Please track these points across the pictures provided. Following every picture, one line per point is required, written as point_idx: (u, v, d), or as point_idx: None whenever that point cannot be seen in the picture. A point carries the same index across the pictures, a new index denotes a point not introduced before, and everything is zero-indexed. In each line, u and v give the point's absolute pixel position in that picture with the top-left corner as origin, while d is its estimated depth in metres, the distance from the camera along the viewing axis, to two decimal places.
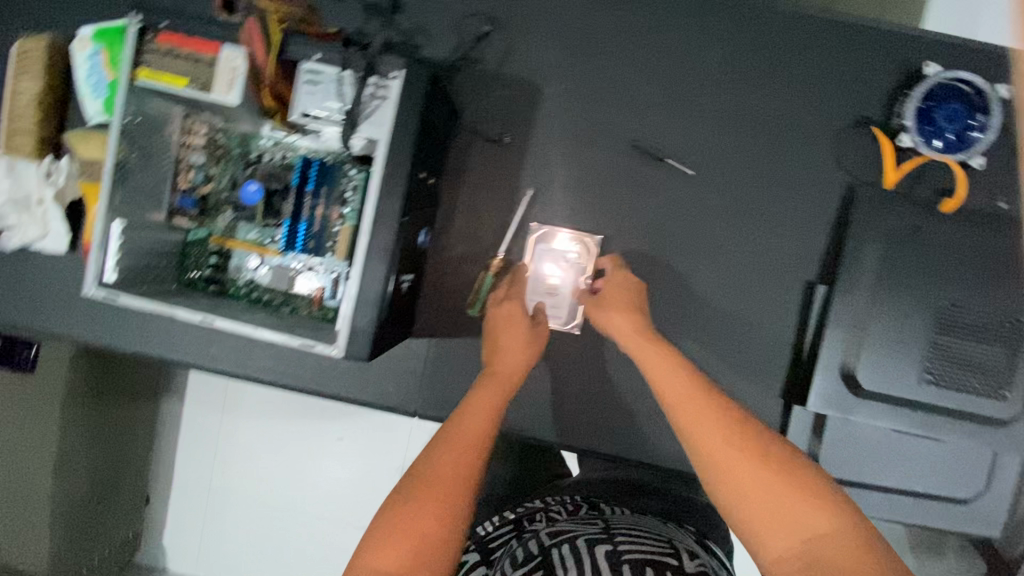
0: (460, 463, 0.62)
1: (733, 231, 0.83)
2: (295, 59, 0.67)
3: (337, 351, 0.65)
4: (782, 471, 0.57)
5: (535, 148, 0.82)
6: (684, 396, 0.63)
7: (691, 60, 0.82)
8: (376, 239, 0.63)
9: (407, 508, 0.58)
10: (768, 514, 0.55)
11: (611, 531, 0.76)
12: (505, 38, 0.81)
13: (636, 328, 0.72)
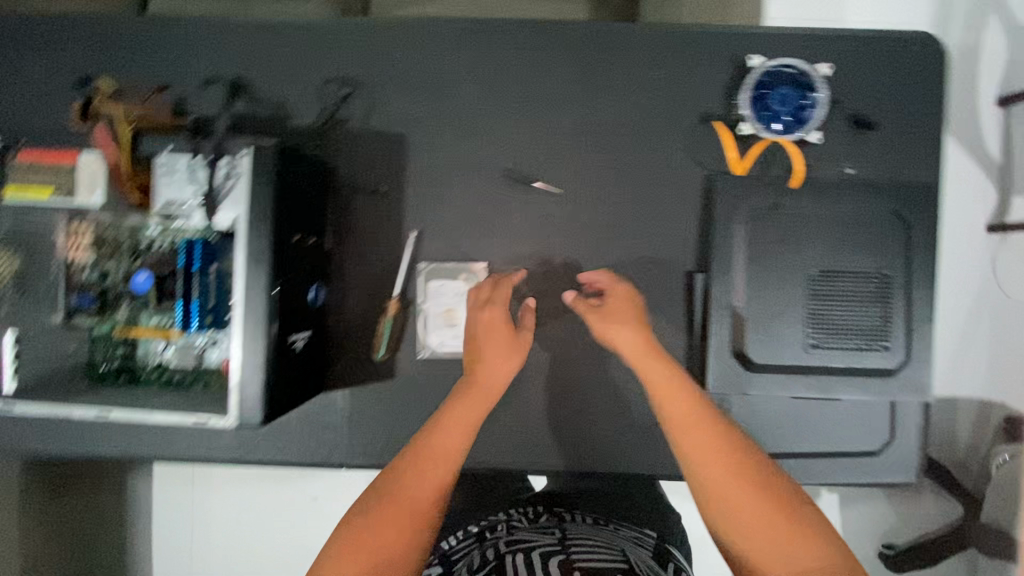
0: (431, 481, 0.70)
1: (611, 236, 0.87)
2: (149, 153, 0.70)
3: (231, 420, 0.68)
4: (745, 473, 0.69)
5: (412, 192, 0.86)
6: (682, 411, 0.72)
7: (542, 87, 0.87)
8: (250, 308, 0.67)
9: (377, 532, 0.66)
10: (727, 506, 0.67)
11: (564, 543, 0.83)
12: (365, 96, 0.86)
13: (641, 343, 0.76)
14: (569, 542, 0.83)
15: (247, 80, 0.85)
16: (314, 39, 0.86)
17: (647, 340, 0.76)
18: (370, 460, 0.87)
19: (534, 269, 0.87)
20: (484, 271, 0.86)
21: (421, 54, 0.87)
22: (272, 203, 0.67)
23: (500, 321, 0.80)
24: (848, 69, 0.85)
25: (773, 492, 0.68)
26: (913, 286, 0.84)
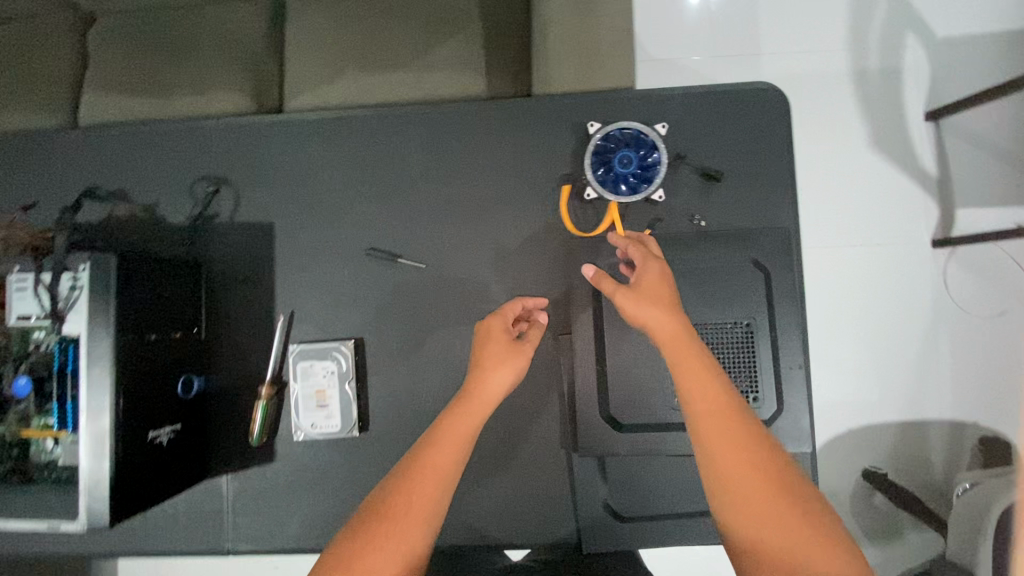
0: (427, 502, 0.61)
1: (475, 305, 0.89)
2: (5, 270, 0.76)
3: (81, 523, 0.70)
4: (766, 467, 0.57)
5: (283, 277, 0.91)
6: (719, 394, 0.59)
7: (398, 168, 0.91)
8: (94, 411, 0.70)
9: (370, 556, 0.57)
10: (745, 497, 0.56)
11: None
12: (233, 193, 0.92)
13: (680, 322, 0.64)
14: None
15: (126, 189, 0.93)
16: (186, 144, 0.93)
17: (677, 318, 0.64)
18: (257, 544, 0.88)
19: (406, 342, 0.89)
20: (352, 348, 0.87)
21: (284, 147, 0.93)
22: (112, 308, 0.71)
23: (502, 333, 0.74)
24: (689, 126, 0.88)
25: (796, 489, 0.56)
26: (777, 331, 0.83)
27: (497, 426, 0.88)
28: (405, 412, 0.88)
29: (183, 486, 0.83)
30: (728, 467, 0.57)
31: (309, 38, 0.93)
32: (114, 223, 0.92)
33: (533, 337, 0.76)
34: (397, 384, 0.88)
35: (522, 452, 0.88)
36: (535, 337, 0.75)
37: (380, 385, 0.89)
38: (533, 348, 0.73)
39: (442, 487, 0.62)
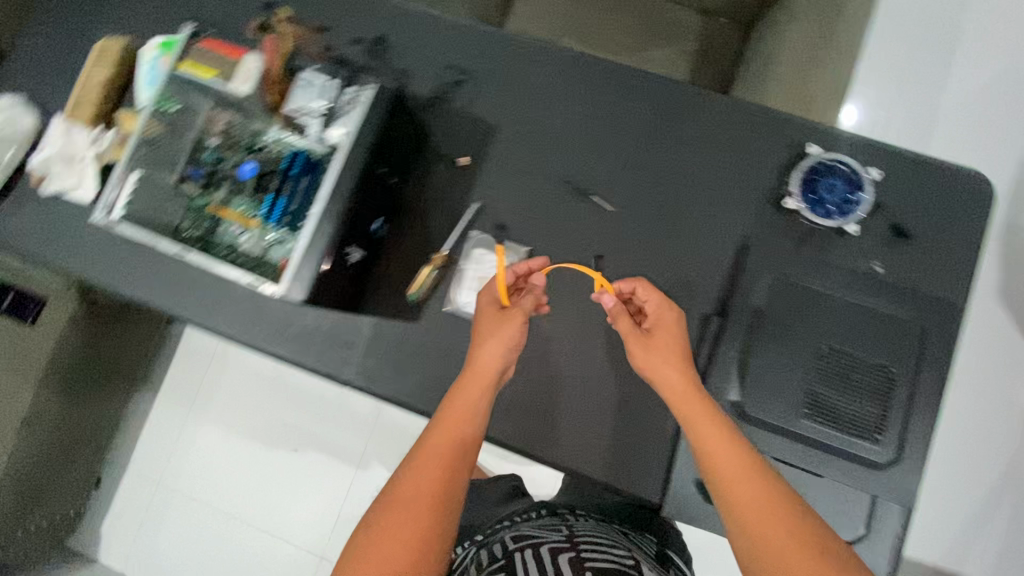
0: (431, 476, 0.73)
1: (644, 262, 0.95)
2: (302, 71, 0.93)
3: (278, 290, 0.79)
4: (773, 500, 0.68)
5: (487, 172, 0.99)
6: (713, 436, 0.74)
7: (621, 121, 1.00)
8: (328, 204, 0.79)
9: (389, 522, 0.69)
10: (760, 534, 0.67)
11: (575, 541, 0.95)
12: (473, 86, 1.01)
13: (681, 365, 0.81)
14: (579, 542, 0.95)
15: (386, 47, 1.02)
16: (448, 29, 1.02)
17: (683, 372, 0.80)
18: (373, 389, 0.95)
19: (571, 268, 0.96)
20: (525, 254, 0.96)
21: (529, 66, 1.02)
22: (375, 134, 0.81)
23: (489, 306, 0.88)
24: (896, 182, 0.93)
25: (807, 520, 0.67)
26: (917, 393, 0.86)
27: (621, 374, 0.93)
28: (546, 329, 0.95)
29: (337, 307, 0.92)
30: (746, 507, 0.69)
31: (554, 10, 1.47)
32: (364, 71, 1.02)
33: (526, 303, 0.87)
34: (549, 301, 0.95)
35: (633, 407, 0.93)
36: (525, 302, 0.87)
37: None
38: (513, 312, 0.85)
39: (446, 465, 0.74)
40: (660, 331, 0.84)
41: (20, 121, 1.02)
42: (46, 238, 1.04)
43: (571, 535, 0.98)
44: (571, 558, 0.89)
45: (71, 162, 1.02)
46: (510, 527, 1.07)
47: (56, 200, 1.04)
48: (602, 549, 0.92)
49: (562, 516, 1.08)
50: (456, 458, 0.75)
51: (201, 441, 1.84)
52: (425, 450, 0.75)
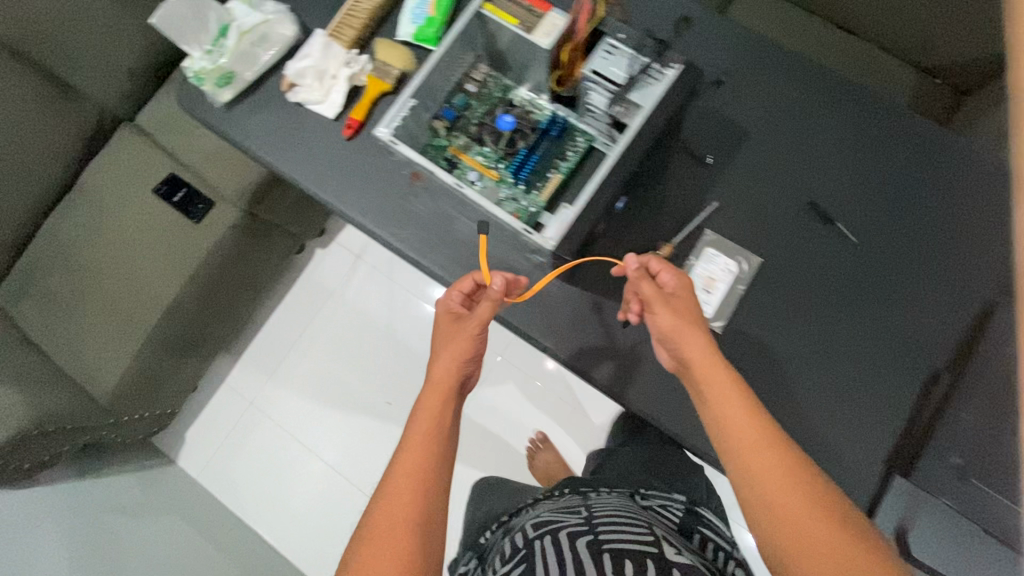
0: (406, 478, 0.75)
1: (875, 301, 0.93)
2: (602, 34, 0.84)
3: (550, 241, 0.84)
4: (790, 473, 0.68)
5: (731, 176, 0.97)
6: (748, 432, 0.72)
7: (876, 154, 0.97)
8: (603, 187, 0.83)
9: (372, 535, 0.72)
10: (774, 510, 0.67)
11: (593, 524, 0.93)
12: (733, 88, 0.99)
13: (704, 346, 0.79)
14: (596, 523, 0.93)
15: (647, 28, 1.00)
16: (717, 25, 1.01)
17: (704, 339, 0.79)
18: (574, 362, 0.93)
19: (799, 290, 0.93)
20: (756, 264, 0.93)
21: (790, 80, 1.00)
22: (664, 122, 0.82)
23: (448, 317, 0.91)
24: None
25: (824, 495, 0.67)
26: None
27: (833, 407, 0.90)
28: (763, 345, 0.92)
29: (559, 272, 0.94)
30: (765, 484, 0.69)
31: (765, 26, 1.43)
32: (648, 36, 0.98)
33: (483, 311, 0.86)
34: (772, 317, 0.93)
35: (841, 444, 0.89)
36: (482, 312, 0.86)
37: (755, 309, 0.93)
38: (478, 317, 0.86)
39: (419, 464, 0.76)
40: (675, 302, 0.82)
41: (283, 27, 1.04)
42: (279, 142, 1.06)
43: (589, 517, 0.95)
44: (589, 543, 0.87)
45: (324, 77, 1.04)
46: (529, 511, 1.06)
47: (297, 107, 1.06)
48: (619, 530, 0.90)
49: (581, 497, 1.06)
50: (425, 466, 0.76)
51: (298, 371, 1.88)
52: (397, 470, 0.77)
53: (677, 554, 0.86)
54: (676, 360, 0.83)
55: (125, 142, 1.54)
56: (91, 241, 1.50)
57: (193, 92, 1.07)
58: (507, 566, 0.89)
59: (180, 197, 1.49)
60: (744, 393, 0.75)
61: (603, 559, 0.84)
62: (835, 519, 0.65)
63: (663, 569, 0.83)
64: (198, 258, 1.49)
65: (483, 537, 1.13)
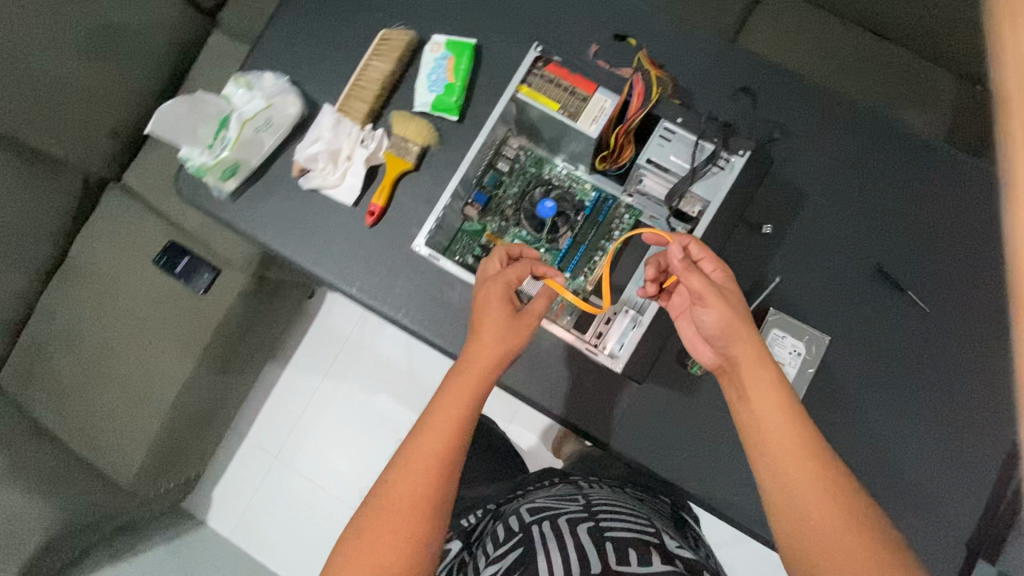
0: (424, 475, 0.67)
1: (959, 374, 0.86)
2: (657, 117, 0.77)
3: (619, 364, 0.85)
4: (820, 481, 0.62)
5: (791, 246, 0.90)
6: (786, 441, 0.64)
7: (952, 211, 0.89)
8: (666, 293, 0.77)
9: (378, 529, 0.65)
10: (805, 520, 0.61)
11: (592, 514, 0.87)
12: (788, 146, 0.91)
13: (755, 345, 0.68)
14: (598, 512, 0.87)
15: (692, 85, 0.91)
16: (768, 74, 0.91)
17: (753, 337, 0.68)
18: (640, 460, 0.86)
19: (873, 368, 0.87)
20: (825, 343, 0.87)
21: (851, 131, 0.91)
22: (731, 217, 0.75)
23: (502, 302, 0.77)
24: None
25: (859, 507, 0.61)
26: None
27: (921, 492, 0.84)
28: (839, 429, 0.86)
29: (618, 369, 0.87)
30: (800, 494, 0.62)
31: (791, 41, 1.26)
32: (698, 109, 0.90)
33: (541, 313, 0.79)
34: (847, 400, 0.87)
35: (932, 534, 0.84)
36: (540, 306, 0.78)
37: (827, 391, 0.87)
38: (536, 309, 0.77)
39: (443, 461, 0.68)
40: (725, 294, 0.70)
41: (288, 103, 0.95)
42: (294, 232, 0.97)
43: (588, 507, 0.89)
44: (590, 528, 0.81)
45: (337, 159, 0.95)
46: (525, 499, 0.99)
47: (312, 194, 0.97)
48: (619, 520, 0.84)
49: (574, 486, 1.01)
50: (453, 447, 0.69)
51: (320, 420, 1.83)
52: (423, 443, 0.69)
53: (679, 547, 0.81)
54: (720, 357, 0.73)
55: (115, 208, 1.42)
56: (92, 320, 1.41)
57: (196, 184, 0.97)
58: (501, 551, 0.82)
59: (183, 269, 1.40)
60: (789, 393, 0.67)
61: (606, 546, 0.77)
62: (869, 537, 0.60)
63: (665, 557, 0.76)
64: (209, 330, 1.40)
65: (466, 519, 1.06)
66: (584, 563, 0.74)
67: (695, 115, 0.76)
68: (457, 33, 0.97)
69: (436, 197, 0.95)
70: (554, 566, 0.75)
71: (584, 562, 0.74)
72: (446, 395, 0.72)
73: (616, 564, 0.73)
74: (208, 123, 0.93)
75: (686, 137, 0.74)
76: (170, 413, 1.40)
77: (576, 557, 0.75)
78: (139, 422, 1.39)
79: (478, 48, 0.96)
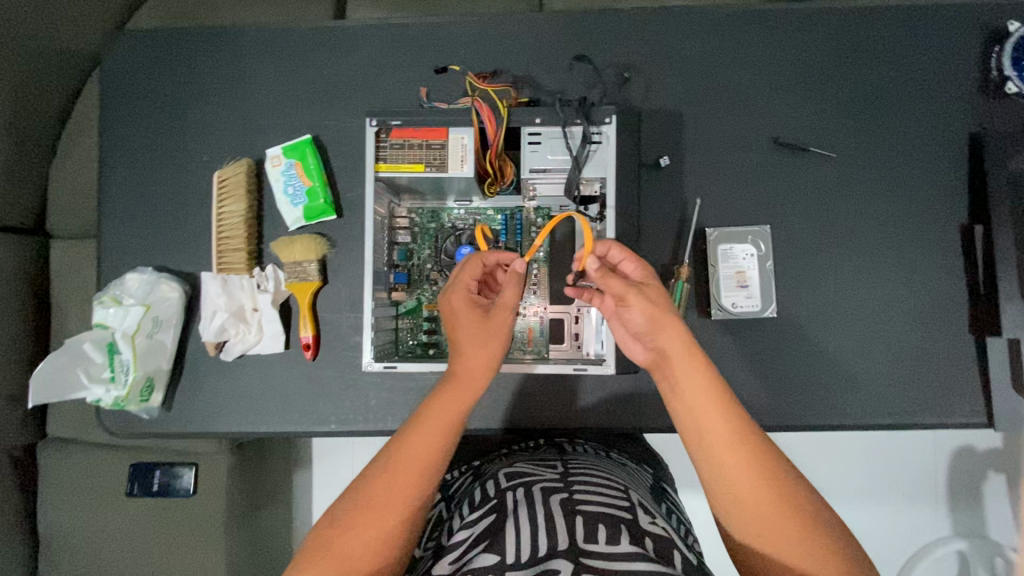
0: (402, 483, 0.63)
1: (881, 196, 0.93)
2: (517, 127, 0.75)
3: (611, 367, 0.83)
4: (761, 468, 0.58)
5: (694, 164, 0.91)
6: (721, 429, 0.60)
7: (806, 62, 0.93)
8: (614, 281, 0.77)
9: (349, 532, 0.61)
10: (744, 512, 0.57)
11: (569, 480, 0.72)
12: (643, 79, 0.91)
13: (685, 342, 0.63)
14: (574, 480, 0.72)
15: (530, 72, 0.90)
16: (591, 24, 0.91)
17: (681, 331, 0.63)
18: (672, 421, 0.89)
19: (816, 230, 0.92)
20: (769, 232, 0.90)
21: (690, 36, 0.92)
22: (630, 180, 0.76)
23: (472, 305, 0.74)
24: None
25: (795, 493, 0.57)
26: None
27: (906, 310, 0.92)
28: (816, 297, 0.92)
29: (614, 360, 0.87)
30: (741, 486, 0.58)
31: None
32: (547, 91, 0.90)
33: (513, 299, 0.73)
34: (808, 270, 0.92)
35: (932, 338, 0.91)
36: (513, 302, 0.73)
37: (789, 271, 0.92)
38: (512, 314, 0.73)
39: (421, 469, 0.64)
40: (645, 287, 0.66)
41: (166, 290, 0.88)
42: (245, 406, 0.90)
43: (565, 474, 0.73)
44: (562, 501, 0.66)
45: (245, 315, 0.89)
46: (506, 461, 0.85)
47: (240, 360, 0.90)
48: (597, 491, 0.69)
49: (557, 452, 0.86)
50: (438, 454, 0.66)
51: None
52: (410, 447, 0.65)
53: (653, 522, 0.64)
54: (649, 352, 0.67)
55: (49, 469, 1.27)
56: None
57: (123, 413, 0.90)
58: (474, 516, 0.69)
59: (159, 484, 1.25)
60: (720, 388, 0.62)
61: (576, 520, 0.62)
62: (811, 528, 0.56)
63: (635, 537, 0.60)
64: (219, 516, 1.26)
65: (451, 473, 0.98)
66: (550, 537, 0.60)
67: (550, 107, 0.75)
68: (292, 135, 0.92)
69: (359, 297, 0.91)
70: (519, 538, 0.60)
71: (552, 538, 0.60)
72: (436, 405, 0.67)
73: (581, 540, 0.59)
74: (93, 357, 0.86)
75: (554, 132, 0.74)
76: None
77: (545, 530, 0.61)
78: None
79: (317, 139, 0.91)
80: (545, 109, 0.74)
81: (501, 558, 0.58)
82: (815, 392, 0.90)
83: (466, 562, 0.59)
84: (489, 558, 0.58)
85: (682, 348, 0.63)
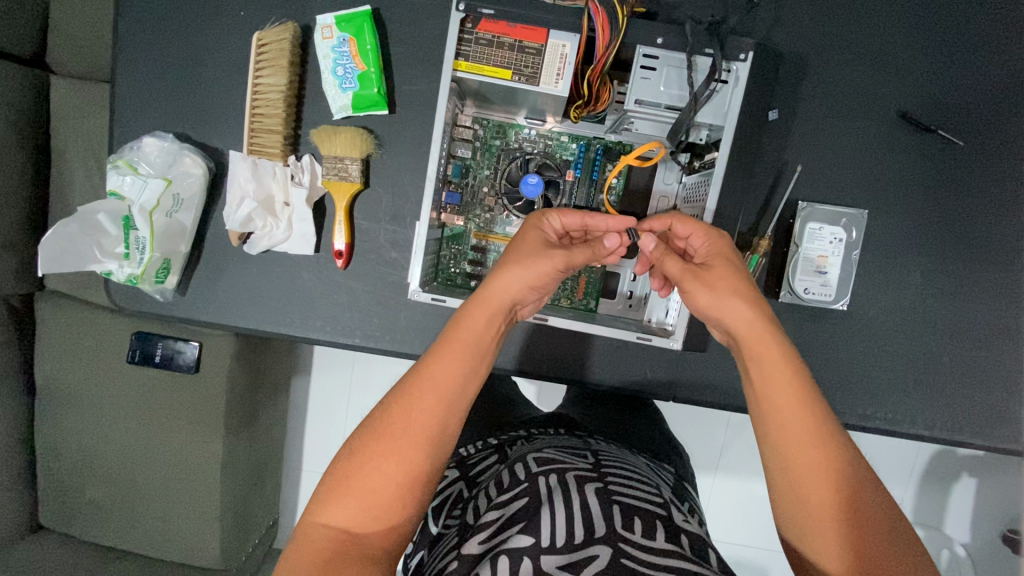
0: (424, 408, 0.55)
1: (1001, 200, 0.82)
2: (628, 40, 0.64)
3: (677, 342, 0.74)
4: (823, 463, 0.52)
5: (804, 124, 0.80)
6: (787, 422, 0.53)
7: (966, 24, 0.79)
8: None
9: (371, 457, 0.53)
10: (797, 530, 0.52)
11: (602, 471, 0.67)
12: (770, 10, 0.78)
13: (750, 324, 0.55)
14: (607, 471, 0.67)
15: None
16: None
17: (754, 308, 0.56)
18: (710, 395, 0.85)
19: (917, 224, 0.82)
20: (864, 217, 0.80)
21: None
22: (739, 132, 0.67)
23: (536, 234, 0.63)
24: None
25: (853, 492, 0.52)
26: None
27: (990, 329, 0.84)
28: (896, 297, 0.84)
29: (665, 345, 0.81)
30: (800, 502, 0.52)
31: None
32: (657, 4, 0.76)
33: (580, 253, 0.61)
34: (895, 266, 0.83)
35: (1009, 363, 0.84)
36: (579, 253, 0.61)
37: (873, 264, 0.83)
38: (574, 256, 0.60)
39: (445, 395, 0.56)
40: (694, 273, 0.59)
41: (191, 167, 0.78)
42: (266, 303, 0.84)
43: (598, 464, 0.69)
44: (598, 490, 0.61)
45: (274, 208, 0.80)
46: (532, 445, 0.78)
47: (265, 254, 0.82)
48: (631, 485, 0.65)
49: (581, 440, 0.80)
50: (458, 385, 0.56)
51: (307, 428, 1.54)
52: (428, 370, 0.56)
53: (688, 520, 0.62)
54: (722, 334, 0.60)
55: (48, 324, 1.22)
56: (82, 447, 1.25)
57: (135, 287, 0.83)
58: (504, 497, 0.63)
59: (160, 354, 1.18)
60: (790, 369, 0.54)
61: (612, 509, 0.59)
62: (859, 525, 0.51)
63: (671, 534, 0.58)
64: (217, 403, 1.20)
65: (463, 448, 0.88)
66: (587, 524, 0.57)
67: (675, 26, 0.64)
68: (352, 3, 0.78)
69: (403, 209, 0.82)
70: (557, 519, 0.57)
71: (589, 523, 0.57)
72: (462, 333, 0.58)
73: (618, 527, 0.57)
74: (106, 228, 0.78)
75: (673, 59, 0.63)
76: (220, 490, 1.26)
77: (581, 516, 0.58)
78: (196, 506, 1.26)
79: (376, 13, 0.77)
80: (670, 28, 0.64)
81: (536, 542, 0.55)
82: (868, 395, 0.85)
83: (500, 542, 0.56)
84: (524, 541, 0.55)
85: (750, 330, 0.56)
